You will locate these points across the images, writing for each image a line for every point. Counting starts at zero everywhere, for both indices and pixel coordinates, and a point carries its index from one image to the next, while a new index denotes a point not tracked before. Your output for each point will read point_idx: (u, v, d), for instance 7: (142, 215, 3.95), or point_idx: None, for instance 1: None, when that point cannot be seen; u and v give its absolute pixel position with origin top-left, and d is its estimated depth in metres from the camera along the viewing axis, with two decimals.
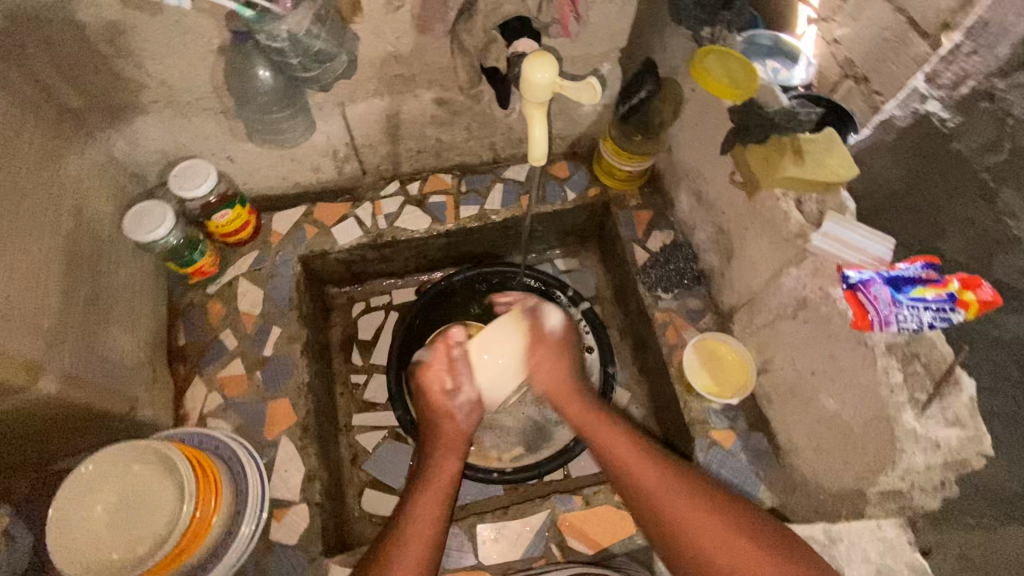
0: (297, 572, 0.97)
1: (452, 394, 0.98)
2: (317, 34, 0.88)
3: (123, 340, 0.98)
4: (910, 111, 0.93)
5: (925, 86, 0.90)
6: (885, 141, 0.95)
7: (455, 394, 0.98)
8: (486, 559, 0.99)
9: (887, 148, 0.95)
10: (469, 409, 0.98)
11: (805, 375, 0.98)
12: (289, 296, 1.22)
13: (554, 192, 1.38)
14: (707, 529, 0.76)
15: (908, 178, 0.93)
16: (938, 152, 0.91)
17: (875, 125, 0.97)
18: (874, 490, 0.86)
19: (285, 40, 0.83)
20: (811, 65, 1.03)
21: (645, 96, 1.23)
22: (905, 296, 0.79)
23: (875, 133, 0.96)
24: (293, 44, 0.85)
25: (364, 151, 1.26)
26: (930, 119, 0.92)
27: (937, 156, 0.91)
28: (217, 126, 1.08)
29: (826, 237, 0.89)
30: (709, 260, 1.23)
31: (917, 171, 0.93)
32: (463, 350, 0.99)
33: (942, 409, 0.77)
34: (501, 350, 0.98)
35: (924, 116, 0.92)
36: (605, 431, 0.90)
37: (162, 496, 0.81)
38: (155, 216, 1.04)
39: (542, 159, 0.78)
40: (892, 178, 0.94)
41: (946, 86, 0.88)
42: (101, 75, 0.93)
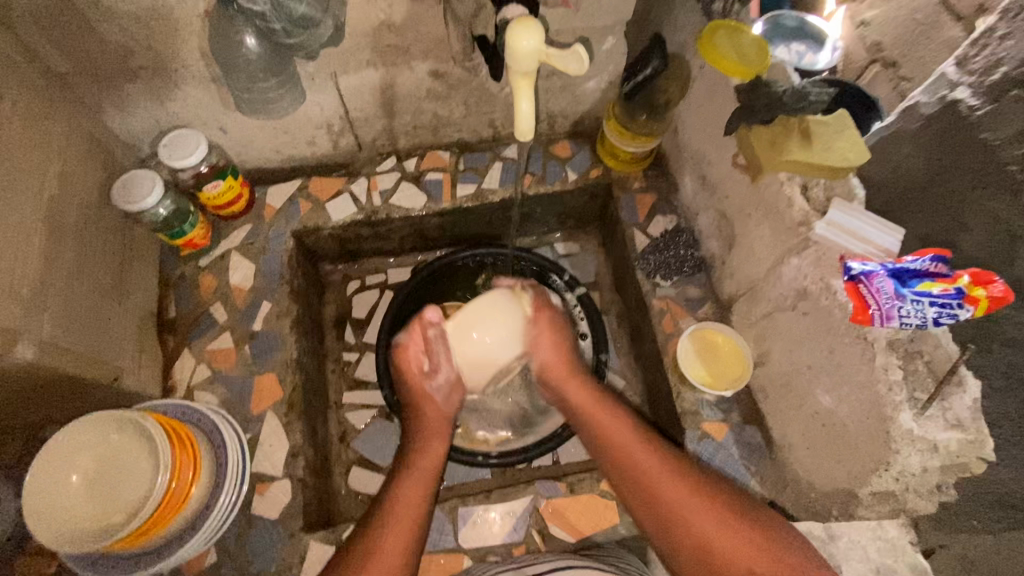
0: (277, 545, 0.97)
1: (430, 377, 0.95)
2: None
3: (108, 310, 0.98)
4: (938, 98, 0.80)
5: (956, 71, 0.79)
6: (907, 129, 0.83)
7: (432, 376, 0.95)
8: (466, 542, 0.98)
9: (909, 137, 0.83)
10: (448, 390, 0.96)
11: (802, 369, 0.94)
12: (280, 271, 1.21)
13: (554, 172, 1.34)
14: (704, 522, 0.76)
15: (931, 168, 0.81)
16: (963, 142, 0.76)
17: (900, 112, 0.85)
18: (865, 490, 0.82)
19: (265, 4, 0.81)
20: (836, 48, 1.18)
21: (650, 73, 1.16)
22: (910, 290, 0.74)
23: (896, 121, 0.85)
24: (275, 8, 0.82)
25: (359, 125, 1.23)
26: (957, 106, 0.77)
27: (964, 149, 0.76)
28: (207, 95, 1.06)
29: (829, 226, 0.85)
30: (711, 248, 1.19)
31: (938, 164, 0.80)
32: (440, 330, 0.92)
33: (942, 410, 0.76)
34: (491, 330, 0.92)
35: (951, 104, 0.78)
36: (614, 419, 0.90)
37: (139, 467, 0.82)
38: (143, 185, 1.03)
39: (529, 133, 0.74)
40: (914, 167, 0.82)
41: (977, 71, 0.75)
42: (87, 38, 0.92)
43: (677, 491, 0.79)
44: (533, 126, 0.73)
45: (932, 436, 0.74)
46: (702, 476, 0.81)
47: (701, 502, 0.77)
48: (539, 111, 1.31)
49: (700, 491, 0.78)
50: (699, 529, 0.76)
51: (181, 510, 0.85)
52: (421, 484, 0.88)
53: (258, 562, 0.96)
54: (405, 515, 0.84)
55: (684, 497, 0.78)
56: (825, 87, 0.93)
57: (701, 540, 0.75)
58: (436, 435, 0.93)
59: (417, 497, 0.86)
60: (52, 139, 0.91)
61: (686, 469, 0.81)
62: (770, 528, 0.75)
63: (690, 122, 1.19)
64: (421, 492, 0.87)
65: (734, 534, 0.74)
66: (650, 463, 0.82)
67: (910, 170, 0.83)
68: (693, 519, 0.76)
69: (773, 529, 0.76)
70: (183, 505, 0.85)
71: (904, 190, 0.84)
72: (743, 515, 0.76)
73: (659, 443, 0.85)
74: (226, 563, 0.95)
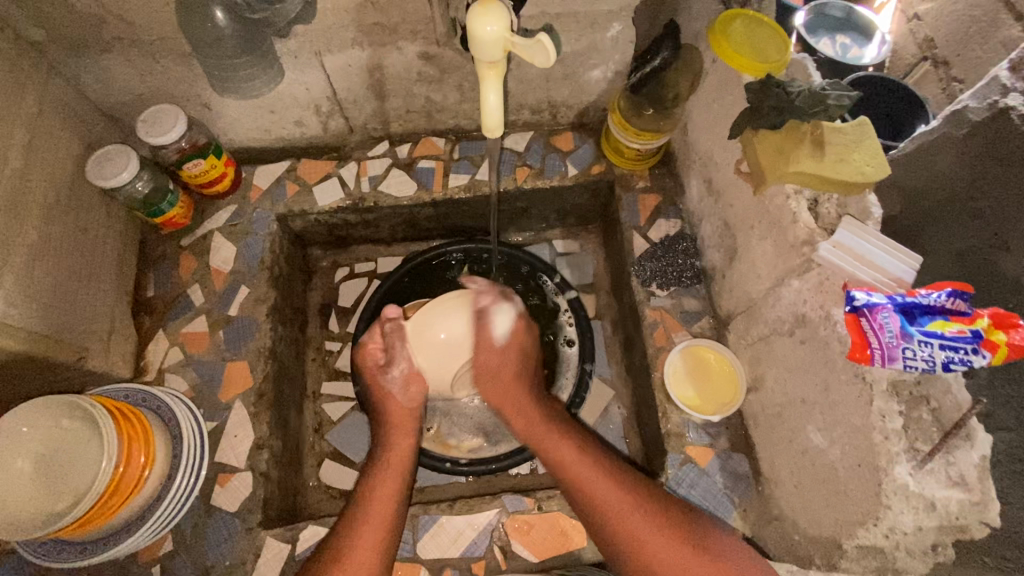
0: (232, 539, 0.95)
1: (388, 372, 0.95)
2: None
3: (75, 289, 0.98)
4: (989, 104, 0.70)
5: (1011, 73, 0.69)
6: (952, 135, 0.74)
7: (388, 371, 0.95)
8: (423, 552, 0.94)
9: (954, 145, 0.73)
10: (405, 385, 0.95)
11: (796, 402, 0.86)
12: (260, 256, 1.17)
13: (553, 166, 1.26)
14: (643, 530, 0.78)
15: (977, 182, 0.71)
16: (1015, 155, 0.67)
17: (946, 116, 0.75)
18: (852, 543, 0.74)
19: None
20: (884, 43, 1.19)
21: (658, 65, 1.09)
22: (918, 329, 0.66)
23: (941, 126, 0.75)
24: None
25: (349, 107, 1.17)
26: (1012, 115, 0.67)
27: (1014, 165, 0.67)
28: (186, 70, 1.02)
29: (835, 247, 0.76)
30: (713, 258, 1.10)
31: (981, 177, 0.71)
32: (397, 325, 0.95)
33: (945, 466, 0.68)
34: (449, 326, 0.93)
35: (1004, 111, 0.68)
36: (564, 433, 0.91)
37: (88, 453, 0.81)
38: (118, 161, 0.99)
39: (498, 128, 0.73)
40: (955, 182, 0.74)
41: None
42: (57, 8, 0.90)
43: (615, 501, 0.81)
44: (501, 121, 0.72)
45: (928, 492, 0.67)
46: (637, 484, 0.84)
47: (639, 510, 0.80)
48: (541, 100, 1.23)
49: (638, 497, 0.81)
50: (640, 541, 0.77)
51: (130, 499, 0.85)
52: (398, 473, 0.89)
53: (213, 555, 0.94)
54: (381, 507, 0.84)
55: (623, 506, 0.80)
56: (849, 88, 0.83)
57: (643, 548, 0.77)
58: (404, 428, 0.94)
59: (393, 489, 0.87)
60: (20, 111, 0.89)
61: (623, 476, 0.84)
62: (699, 528, 0.79)
63: (701, 120, 1.10)
64: (397, 483, 0.88)
65: (670, 541, 0.77)
66: (591, 473, 0.84)
67: (949, 182, 0.75)
68: (644, 533, 0.78)
69: (704, 530, 0.79)
70: (132, 494, 0.85)
71: (943, 205, 0.76)
72: (674, 521, 0.79)
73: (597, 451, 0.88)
74: (180, 553, 0.94)
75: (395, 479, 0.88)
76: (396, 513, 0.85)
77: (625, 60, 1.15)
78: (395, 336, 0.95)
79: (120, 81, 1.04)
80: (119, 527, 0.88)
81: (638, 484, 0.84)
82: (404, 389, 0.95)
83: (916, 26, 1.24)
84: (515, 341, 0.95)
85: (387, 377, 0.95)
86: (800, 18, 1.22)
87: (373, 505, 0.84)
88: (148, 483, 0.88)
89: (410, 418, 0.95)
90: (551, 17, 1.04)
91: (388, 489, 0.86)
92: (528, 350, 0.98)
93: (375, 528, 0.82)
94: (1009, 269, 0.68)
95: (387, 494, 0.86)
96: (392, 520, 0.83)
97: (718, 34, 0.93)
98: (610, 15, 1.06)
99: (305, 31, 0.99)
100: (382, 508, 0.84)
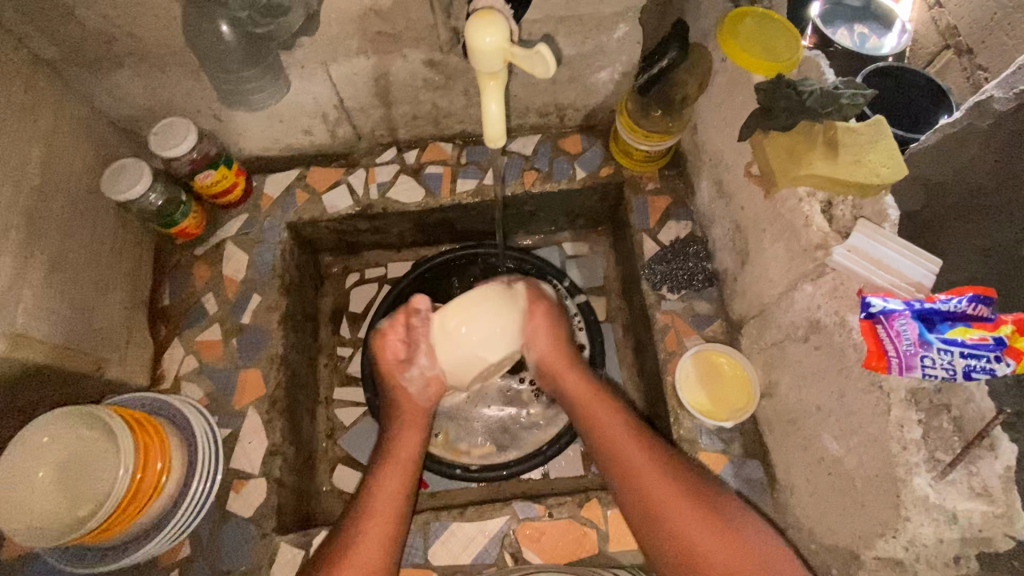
0: (247, 545, 0.97)
1: (408, 371, 0.94)
2: None
3: (92, 299, 1.00)
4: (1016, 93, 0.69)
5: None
6: (976, 127, 0.73)
7: (409, 368, 0.93)
8: (435, 558, 0.94)
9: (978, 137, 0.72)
10: (425, 382, 0.94)
11: (811, 408, 0.84)
12: (272, 264, 1.18)
13: (562, 169, 1.25)
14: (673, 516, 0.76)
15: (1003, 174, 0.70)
16: None
17: (970, 107, 0.74)
18: (870, 554, 0.72)
19: None
20: (903, 33, 1.17)
21: (667, 65, 1.02)
22: (938, 336, 0.64)
23: (964, 117, 0.74)
24: None
25: (356, 115, 1.18)
26: None
27: None
28: (196, 83, 1.04)
29: (851, 252, 0.74)
30: (724, 261, 1.08)
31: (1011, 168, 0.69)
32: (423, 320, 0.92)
33: (967, 476, 0.65)
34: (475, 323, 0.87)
35: None
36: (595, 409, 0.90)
37: (106, 462, 0.83)
38: (131, 174, 1.01)
39: (500, 137, 0.74)
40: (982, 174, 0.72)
41: None
42: (70, 26, 0.92)
43: (650, 474, 0.80)
44: (503, 130, 0.73)
45: (950, 504, 0.65)
46: (673, 463, 0.82)
47: (672, 489, 0.78)
48: (548, 103, 1.22)
49: (673, 479, 0.79)
50: (670, 516, 0.76)
51: (148, 505, 0.87)
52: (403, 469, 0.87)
53: (229, 559, 0.96)
54: (386, 498, 0.84)
55: (658, 481, 0.79)
56: (864, 87, 0.80)
57: (677, 530, 0.75)
58: (415, 425, 0.92)
59: (399, 482, 0.86)
60: (34, 127, 0.91)
61: (656, 457, 0.82)
62: (729, 515, 0.76)
63: (710, 120, 1.08)
64: (404, 481, 0.86)
65: (702, 525, 0.74)
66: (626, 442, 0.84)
67: (974, 175, 0.74)
68: (676, 516, 0.76)
69: (731, 513, 0.76)
70: (150, 501, 0.87)
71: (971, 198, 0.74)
72: (703, 503, 0.77)
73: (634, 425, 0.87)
74: (198, 558, 0.95)
75: (399, 476, 0.86)
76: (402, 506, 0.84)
77: (632, 61, 1.13)
78: (420, 332, 0.92)
79: (132, 95, 1.06)
80: (137, 534, 0.89)
81: (666, 464, 0.81)
82: (422, 387, 0.94)
83: (938, 13, 1.19)
84: (534, 325, 0.92)
85: (408, 375, 0.93)
86: (816, 9, 1.20)
87: (380, 503, 0.83)
88: (165, 489, 0.90)
89: (423, 415, 0.94)
90: (555, 21, 1.03)
91: (396, 485, 0.85)
92: (551, 329, 0.94)
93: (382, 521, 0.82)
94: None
95: (393, 491, 0.84)
96: (400, 518, 0.83)
97: (733, 46, 0.90)
98: (615, 16, 1.04)
99: (311, 42, 1.00)
100: (386, 506, 0.83)
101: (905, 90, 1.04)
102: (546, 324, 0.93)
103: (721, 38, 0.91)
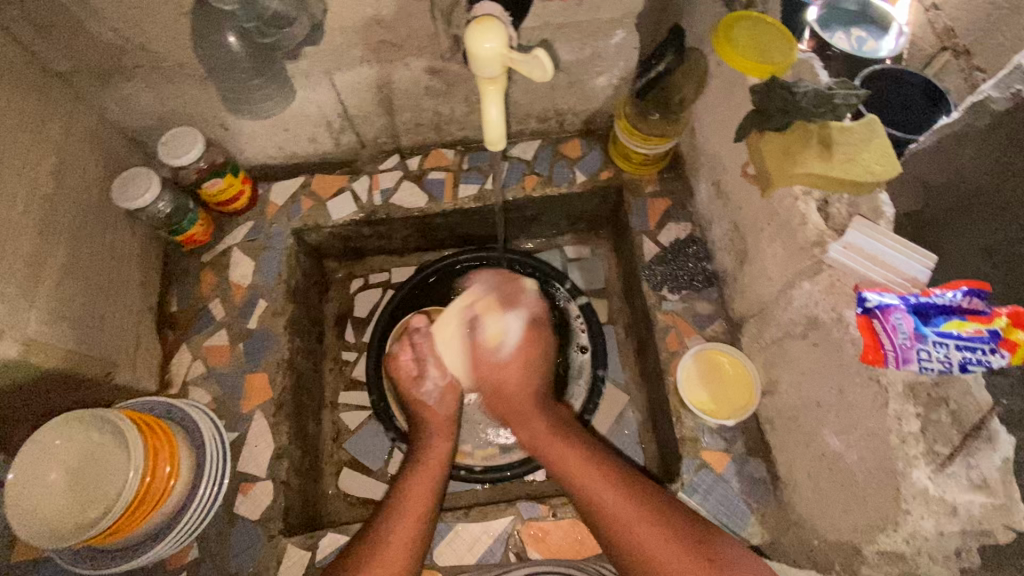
0: (254, 548, 0.98)
1: (422, 384, 1.02)
2: None
3: (102, 304, 1.02)
4: (1011, 93, 0.70)
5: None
6: (973, 129, 0.74)
7: (421, 383, 1.02)
8: (440, 559, 0.95)
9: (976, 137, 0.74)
10: (439, 394, 1.02)
11: (811, 405, 0.85)
12: (278, 270, 1.20)
13: (562, 173, 1.26)
14: (658, 550, 0.75)
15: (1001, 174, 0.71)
16: None
17: (967, 107, 0.75)
18: (872, 548, 0.73)
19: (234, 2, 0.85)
20: (901, 35, 1.18)
21: (664, 69, 1.10)
22: (933, 329, 0.65)
23: (962, 118, 0.75)
24: (243, 6, 0.86)
25: (359, 123, 1.20)
26: None
27: None
28: (204, 93, 1.06)
29: (846, 248, 0.75)
30: (723, 260, 1.09)
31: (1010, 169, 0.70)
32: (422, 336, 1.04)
33: (966, 468, 0.66)
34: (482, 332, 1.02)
35: None
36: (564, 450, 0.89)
37: (116, 464, 0.85)
38: (140, 182, 1.03)
39: (499, 139, 0.78)
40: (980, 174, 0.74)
41: None
42: (81, 39, 0.94)
43: (630, 510, 0.79)
44: (503, 133, 0.76)
45: (951, 497, 0.65)
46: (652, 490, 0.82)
47: (649, 514, 0.78)
48: (547, 109, 1.24)
49: (653, 504, 0.80)
50: (652, 551, 0.75)
51: (156, 508, 0.88)
52: (432, 473, 0.90)
53: (236, 561, 0.97)
54: (415, 500, 0.86)
55: (638, 518, 0.78)
56: (857, 87, 0.82)
57: (653, 557, 0.75)
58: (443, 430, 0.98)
59: (428, 486, 0.88)
60: (47, 138, 0.93)
61: (635, 484, 0.83)
62: (711, 542, 0.75)
63: (707, 123, 1.10)
64: (433, 481, 0.89)
65: (679, 550, 0.74)
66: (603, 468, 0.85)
67: (973, 174, 0.75)
68: (660, 553, 0.75)
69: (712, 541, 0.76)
70: (159, 503, 0.88)
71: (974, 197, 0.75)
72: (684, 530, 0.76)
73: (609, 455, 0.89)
74: (206, 560, 0.96)
75: (429, 480, 0.89)
76: (430, 507, 0.86)
77: (630, 66, 1.15)
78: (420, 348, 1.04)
79: (141, 106, 1.08)
80: (146, 537, 0.90)
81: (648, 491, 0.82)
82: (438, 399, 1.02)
83: (934, 16, 1.20)
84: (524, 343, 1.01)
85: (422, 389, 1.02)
86: (814, 14, 1.22)
87: (408, 500, 0.86)
88: (174, 491, 0.91)
89: (447, 424, 1.00)
90: (553, 28, 1.05)
91: (425, 487, 0.88)
92: (544, 354, 1.03)
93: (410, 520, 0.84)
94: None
95: (423, 492, 0.87)
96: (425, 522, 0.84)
97: (729, 50, 0.91)
98: (612, 22, 1.07)
99: (314, 51, 1.02)
100: (417, 504, 0.85)
101: (903, 91, 1.06)
102: (538, 347, 1.02)
103: (718, 42, 0.92)
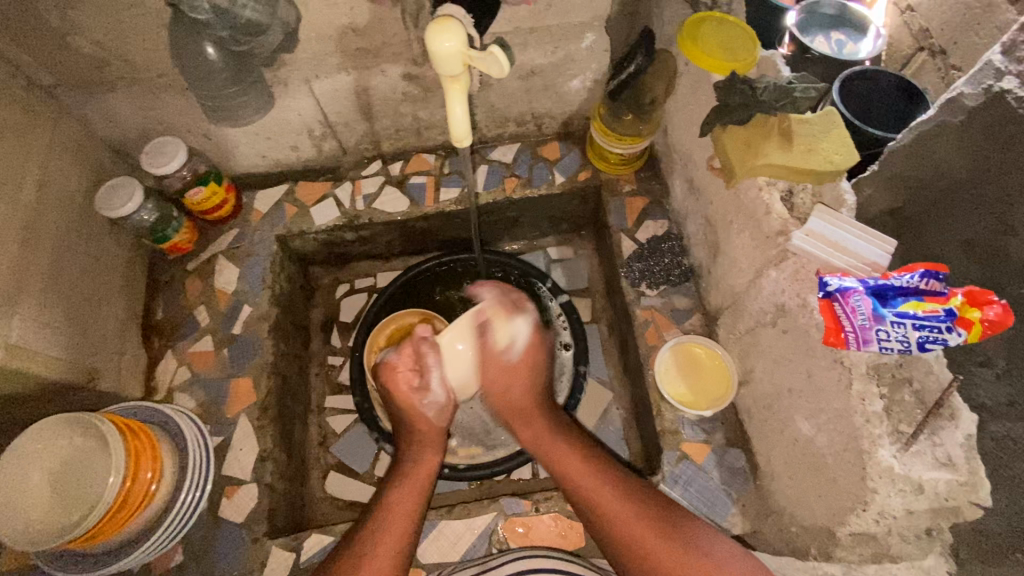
0: (237, 551, 0.98)
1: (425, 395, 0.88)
2: (244, 3, 0.85)
3: (86, 311, 1.03)
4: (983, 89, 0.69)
5: (1006, 57, 0.67)
6: (948, 124, 0.71)
7: (425, 394, 0.88)
8: (424, 557, 0.95)
9: (953, 132, 0.71)
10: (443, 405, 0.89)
11: (783, 392, 0.87)
12: (262, 276, 1.21)
13: (541, 174, 1.29)
14: (665, 551, 0.71)
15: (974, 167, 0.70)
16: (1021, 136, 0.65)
17: (941, 104, 0.73)
18: (845, 531, 0.73)
19: (208, 12, 0.84)
20: (879, 37, 1.17)
21: (635, 70, 1.12)
22: (891, 310, 0.66)
23: (936, 115, 0.73)
24: (219, 16, 0.84)
25: (341, 130, 1.23)
26: (1006, 98, 0.66)
27: (1012, 145, 0.65)
28: (186, 104, 1.09)
29: (808, 235, 0.78)
30: (699, 255, 1.11)
31: (982, 164, 0.68)
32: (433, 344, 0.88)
33: (931, 446, 0.67)
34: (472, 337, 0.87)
35: (998, 95, 0.67)
36: (574, 464, 0.81)
37: (97, 469, 0.85)
38: (124, 192, 1.05)
39: (466, 135, 0.80)
40: (953, 165, 0.72)
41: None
42: (63, 52, 0.97)
43: (631, 512, 0.75)
44: (469, 130, 0.78)
45: (915, 474, 0.66)
46: (637, 485, 0.79)
47: (642, 512, 0.75)
48: (525, 112, 1.26)
49: (641, 503, 0.76)
50: (659, 552, 0.71)
51: (137, 512, 0.88)
52: (417, 492, 0.82)
53: (221, 565, 0.97)
54: (400, 515, 0.79)
55: (646, 525, 0.73)
56: (818, 81, 0.87)
57: (648, 551, 0.72)
58: (433, 445, 0.88)
59: (413, 503, 0.81)
60: (31, 149, 0.96)
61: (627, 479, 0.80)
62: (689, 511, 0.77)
63: (679, 122, 1.13)
64: (417, 499, 0.82)
65: (673, 546, 0.71)
66: (574, 461, 0.81)
67: (949, 170, 0.72)
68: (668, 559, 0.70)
69: (695, 524, 0.75)
70: (139, 508, 0.88)
71: (942, 192, 0.73)
72: (675, 522, 0.74)
73: (584, 443, 0.85)
74: (190, 564, 0.96)
75: (415, 495, 0.82)
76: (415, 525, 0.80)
77: (602, 69, 1.18)
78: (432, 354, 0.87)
79: (124, 117, 1.11)
80: (128, 541, 0.91)
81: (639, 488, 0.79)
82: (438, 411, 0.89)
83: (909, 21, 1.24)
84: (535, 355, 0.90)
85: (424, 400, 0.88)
86: (792, 18, 1.21)
87: (391, 515, 0.79)
88: (156, 496, 0.91)
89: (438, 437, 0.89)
90: (525, 33, 1.08)
91: (409, 503, 0.81)
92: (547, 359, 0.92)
93: (395, 534, 0.78)
94: (1017, 255, 0.65)
95: (406, 509, 0.80)
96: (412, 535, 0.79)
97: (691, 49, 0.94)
98: (582, 26, 1.09)
99: (292, 59, 1.05)
100: (402, 519, 0.79)
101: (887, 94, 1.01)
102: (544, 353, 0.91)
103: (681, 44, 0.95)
